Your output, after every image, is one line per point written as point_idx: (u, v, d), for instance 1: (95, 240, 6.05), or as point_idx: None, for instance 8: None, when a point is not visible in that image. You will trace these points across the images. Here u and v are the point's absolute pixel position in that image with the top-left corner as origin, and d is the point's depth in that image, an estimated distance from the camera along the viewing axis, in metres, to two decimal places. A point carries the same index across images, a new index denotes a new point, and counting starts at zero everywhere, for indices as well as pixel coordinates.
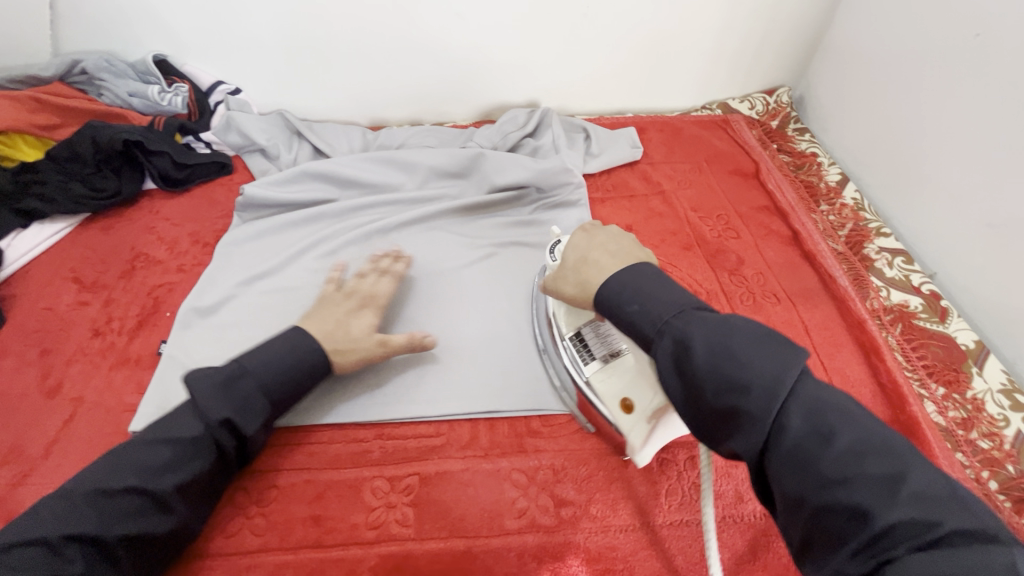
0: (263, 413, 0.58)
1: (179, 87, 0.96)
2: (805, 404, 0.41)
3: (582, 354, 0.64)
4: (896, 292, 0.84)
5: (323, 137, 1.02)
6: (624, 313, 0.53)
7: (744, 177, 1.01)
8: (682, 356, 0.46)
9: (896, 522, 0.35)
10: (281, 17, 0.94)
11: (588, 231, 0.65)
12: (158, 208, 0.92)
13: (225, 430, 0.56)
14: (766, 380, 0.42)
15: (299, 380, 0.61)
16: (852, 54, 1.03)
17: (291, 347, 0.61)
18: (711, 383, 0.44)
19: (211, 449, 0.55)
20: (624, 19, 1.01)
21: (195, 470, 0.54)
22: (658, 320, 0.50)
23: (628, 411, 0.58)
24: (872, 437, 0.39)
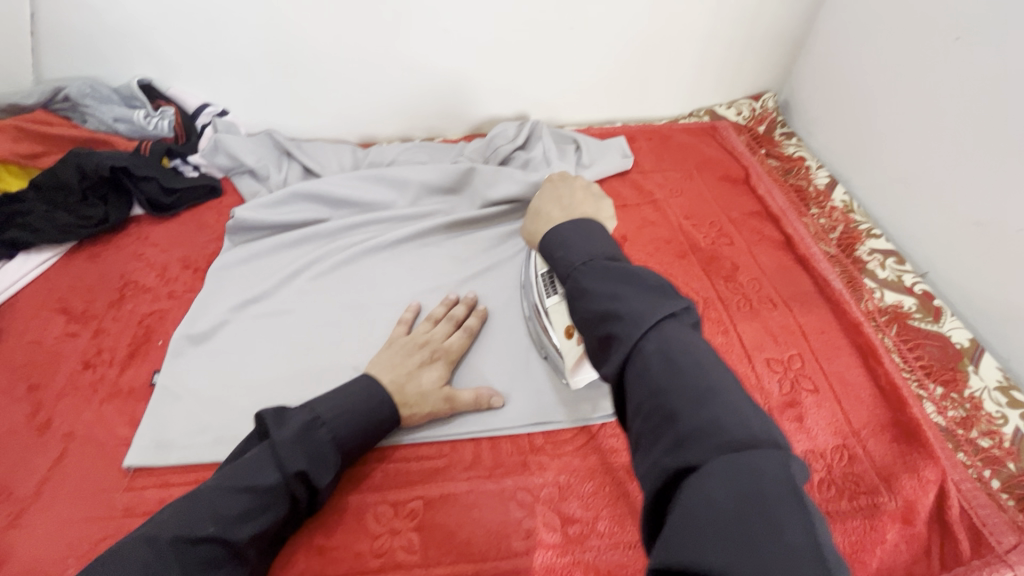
0: (334, 462, 0.57)
1: (166, 111, 0.95)
2: (662, 330, 0.40)
3: (548, 287, 0.70)
4: (889, 292, 0.84)
5: (314, 156, 1.02)
6: (553, 259, 0.54)
7: (734, 183, 1.02)
8: (576, 294, 0.47)
9: (698, 430, 0.34)
10: (267, 38, 0.94)
11: (554, 183, 0.70)
12: (146, 234, 0.90)
13: (300, 482, 0.55)
14: (635, 308, 0.41)
15: (369, 429, 0.61)
16: (835, 59, 1.05)
17: (369, 397, 0.61)
18: (591, 315, 0.44)
19: (285, 498, 0.54)
20: (609, 30, 1.02)
21: (269, 520, 0.53)
22: (569, 265, 0.51)
23: (570, 335, 0.65)
24: (708, 365, 0.38)
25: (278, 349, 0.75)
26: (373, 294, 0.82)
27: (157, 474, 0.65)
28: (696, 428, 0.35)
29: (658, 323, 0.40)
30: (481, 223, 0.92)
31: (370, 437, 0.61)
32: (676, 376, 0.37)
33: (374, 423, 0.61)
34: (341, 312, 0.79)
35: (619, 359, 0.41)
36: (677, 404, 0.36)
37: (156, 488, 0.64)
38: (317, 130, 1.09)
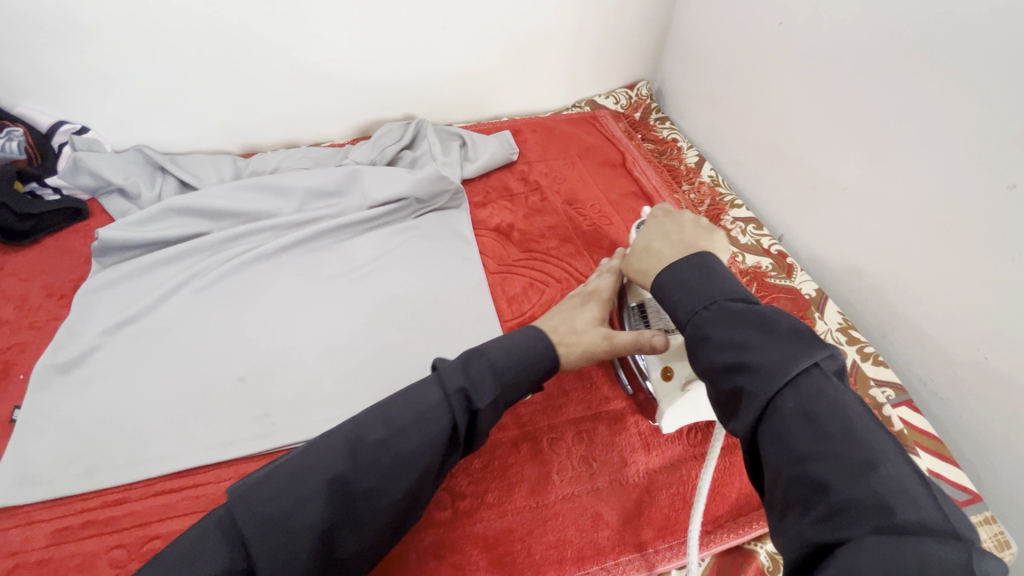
0: (492, 388, 0.56)
1: (12, 131, 0.87)
2: (801, 390, 0.41)
3: (641, 323, 0.67)
4: (749, 255, 0.93)
5: (191, 169, 0.98)
6: (667, 302, 0.52)
7: (613, 167, 1.08)
8: (698, 339, 0.47)
9: (855, 502, 0.35)
10: (122, 49, 0.89)
11: (658, 217, 0.66)
12: (1, 264, 0.84)
13: (460, 402, 0.54)
14: (767, 366, 0.42)
15: (526, 362, 0.59)
16: (694, 47, 1.15)
17: (525, 337, 0.61)
18: (713, 363, 0.45)
19: (447, 418, 0.52)
20: (483, 29, 1.06)
21: (432, 436, 0.51)
22: (690, 307, 0.50)
23: (666, 378, 0.62)
24: (857, 428, 0.38)
25: (156, 368, 0.72)
26: (259, 303, 0.80)
27: (22, 512, 0.61)
28: (850, 499, 0.35)
29: (796, 381, 0.41)
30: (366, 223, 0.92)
31: (530, 371, 0.59)
32: (820, 439, 0.38)
33: (538, 352, 0.60)
34: (224, 324, 0.78)
35: (752, 414, 0.42)
36: (829, 473, 0.37)
37: (22, 528, 0.60)
38: (194, 142, 1.05)
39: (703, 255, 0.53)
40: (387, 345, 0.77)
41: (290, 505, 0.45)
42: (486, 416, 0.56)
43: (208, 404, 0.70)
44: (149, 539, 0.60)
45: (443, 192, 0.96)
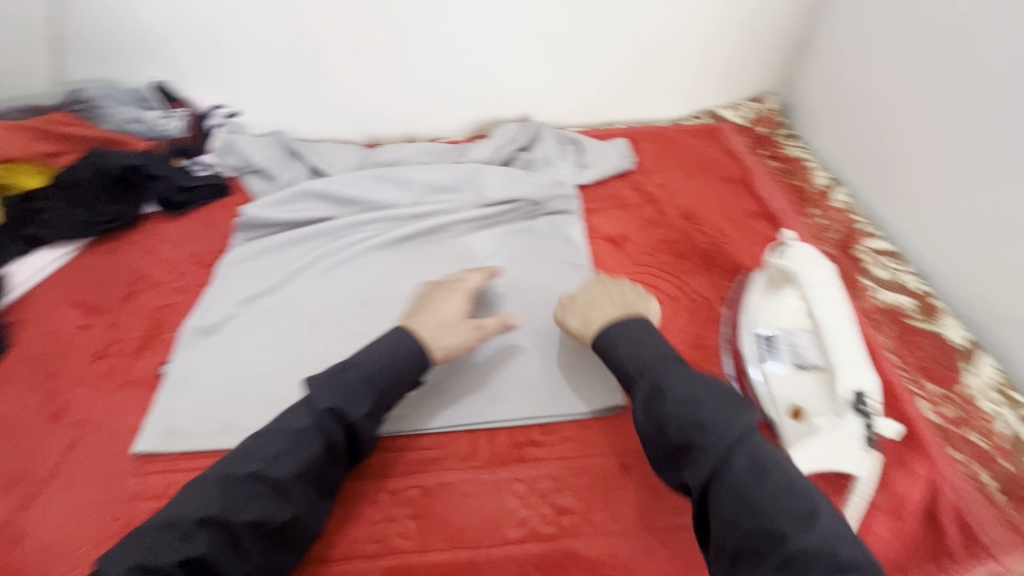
0: (375, 394, 0.62)
1: (178, 112, 0.99)
2: (750, 448, 0.52)
3: (767, 354, 0.68)
4: (887, 292, 0.84)
5: (322, 156, 1.04)
6: (616, 361, 0.65)
7: (735, 184, 1.02)
8: (654, 395, 0.58)
9: (804, 547, 0.45)
10: (276, 42, 0.97)
11: (597, 277, 0.75)
12: (159, 230, 0.93)
13: (333, 421, 0.59)
14: (723, 429, 0.53)
15: (402, 370, 0.65)
16: (835, 60, 1.07)
17: (392, 347, 0.66)
18: (675, 419, 0.55)
19: (320, 437, 0.58)
20: (610, 34, 1.04)
21: (308, 457, 0.57)
22: (642, 366, 0.62)
23: (796, 417, 0.62)
24: (793, 483, 0.50)
25: (285, 341, 0.77)
26: (376, 290, 0.84)
27: (164, 460, 0.67)
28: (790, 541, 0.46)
29: (743, 440, 0.52)
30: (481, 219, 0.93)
31: (404, 377, 0.66)
32: (768, 492, 0.49)
33: (410, 365, 0.66)
34: (345, 306, 0.81)
35: (714, 468, 0.51)
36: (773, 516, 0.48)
37: (165, 473, 0.66)
38: (325, 132, 1.12)
39: (636, 318, 0.67)
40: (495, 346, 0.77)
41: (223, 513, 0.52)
42: (366, 426, 0.61)
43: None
44: None
45: (558, 196, 0.95)
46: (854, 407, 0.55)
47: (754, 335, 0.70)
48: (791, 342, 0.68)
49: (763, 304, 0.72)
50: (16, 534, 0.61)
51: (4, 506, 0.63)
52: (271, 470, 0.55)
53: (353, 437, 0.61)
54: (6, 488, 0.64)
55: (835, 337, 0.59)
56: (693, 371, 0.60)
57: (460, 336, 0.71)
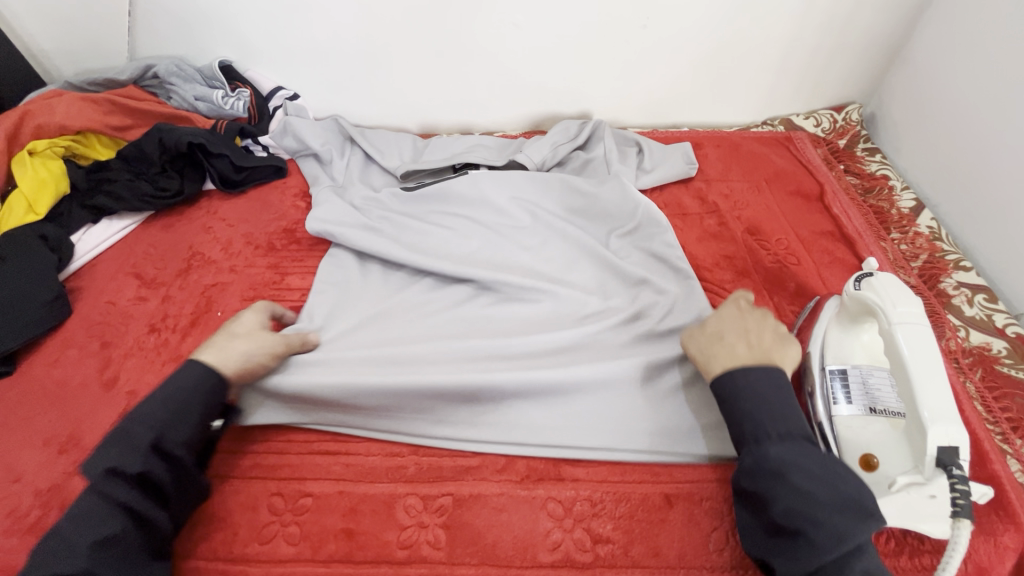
0: (157, 430, 0.55)
1: (242, 92, 1.00)
2: (865, 566, 0.46)
3: (837, 393, 0.62)
4: (976, 332, 0.76)
5: (376, 143, 1.03)
6: (736, 409, 0.56)
7: (807, 200, 0.95)
8: (769, 468, 0.51)
9: None
10: (340, 27, 0.96)
11: (740, 308, 0.65)
12: (216, 208, 0.95)
13: (114, 482, 0.52)
14: (839, 534, 0.46)
15: (191, 401, 0.58)
16: (935, 71, 0.97)
17: (167, 382, 0.58)
18: (785, 504, 0.49)
19: (112, 507, 0.51)
20: (684, 31, 0.98)
21: (104, 531, 0.50)
22: (761, 429, 0.54)
23: (869, 469, 0.56)
24: None
25: None
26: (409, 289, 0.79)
27: None
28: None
29: (861, 552, 0.47)
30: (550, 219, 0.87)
31: (194, 404, 0.58)
32: None
33: (206, 398, 0.59)
34: (397, 298, 0.78)
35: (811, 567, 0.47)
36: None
37: None
38: (380, 119, 1.11)
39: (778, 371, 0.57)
40: None
41: None
42: (161, 467, 0.54)
43: None
44: (301, 495, 0.62)
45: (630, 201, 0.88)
46: (946, 468, 0.49)
47: (823, 371, 0.64)
48: (865, 383, 0.62)
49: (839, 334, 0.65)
50: (64, 497, 0.62)
51: (54, 468, 0.65)
52: (66, 558, 0.48)
53: (150, 489, 0.54)
54: (57, 451, 0.66)
55: (923, 383, 0.52)
56: (820, 456, 0.51)
57: (250, 349, 0.63)
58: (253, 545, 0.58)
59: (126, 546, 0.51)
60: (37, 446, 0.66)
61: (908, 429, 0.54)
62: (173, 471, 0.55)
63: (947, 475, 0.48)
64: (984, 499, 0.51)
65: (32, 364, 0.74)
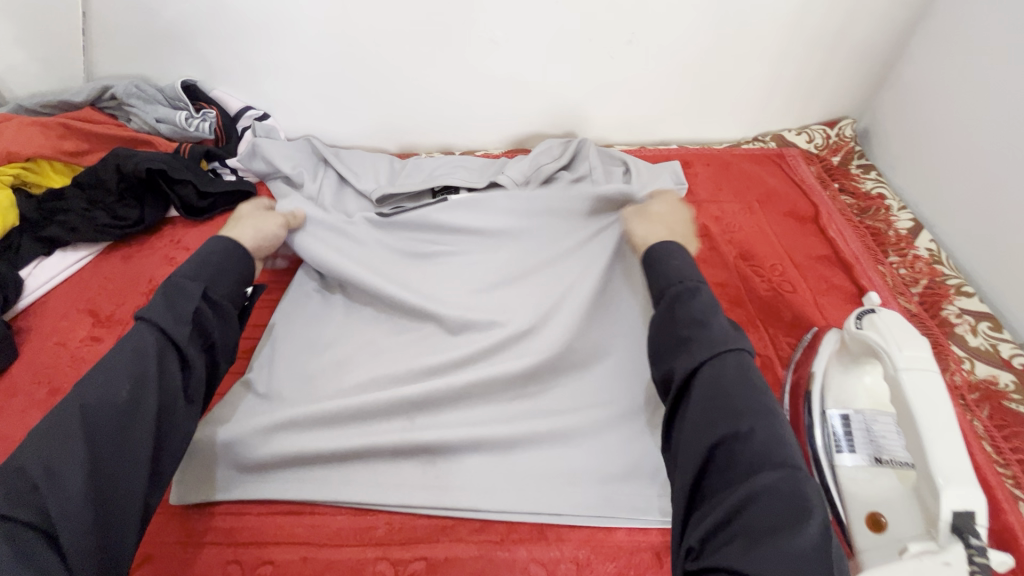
0: (206, 282, 0.58)
1: (207, 113, 0.95)
2: (740, 359, 0.51)
3: (840, 441, 0.58)
4: (981, 364, 0.72)
5: (352, 165, 0.98)
6: (667, 265, 0.62)
7: (801, 221, 0.91)
8: (684, 294, 0.57)
9: (748, 443, 0.46)
10: (311, 44, 0.91)
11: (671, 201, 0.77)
12: (179, 237, 0.90)
13: (171, 314, 0.54)
14: (719, 334, 0.52)
15: (230, 267, 0.62)
16: (930, 83, 0.94)
17: (210, 247, 0.62)
18: (686, 319, 0.56)
19: (167, 338, 0.53)
20: (670, 46, 0.94)
21: (160, 347, 0.52)
22: (684, 274, 0.60)
23: (878, 530, 0.51)
24: (764, 403, 0.48)
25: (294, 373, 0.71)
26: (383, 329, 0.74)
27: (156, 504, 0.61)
28: (745, 435, 0.46)
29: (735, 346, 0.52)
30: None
31: (232, 268, 0.62)
32: (728, 396, 0.49)
33: (241, 266, 0.63)
34: (371, 336, 0.73)
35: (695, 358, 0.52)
36: (740, 409, 0.48)
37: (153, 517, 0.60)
38: (357, 139, 1.06)
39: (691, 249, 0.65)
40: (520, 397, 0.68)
41: (104, 409, 0.48)
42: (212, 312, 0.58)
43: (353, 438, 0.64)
44: (261, 562, 0.57)
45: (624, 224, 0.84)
46: (962, 535, 0.44)
47: (823, 416, 0.60)
48: (869, 430, 0.58)
49: (843, 370, 0.61)
50: None
51: None
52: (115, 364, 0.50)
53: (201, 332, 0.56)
54: None
55: (936, 440, 0.48)
56: None
57: (258, 225, 0.72)
58: None
59: (168, 380, 0.52)
60: None
61: (918, 486, 0.49)
62: (217, 314, 0.58)
63: (964, 544, 0.44)
64: (1004, 568, 0.45)
65: None
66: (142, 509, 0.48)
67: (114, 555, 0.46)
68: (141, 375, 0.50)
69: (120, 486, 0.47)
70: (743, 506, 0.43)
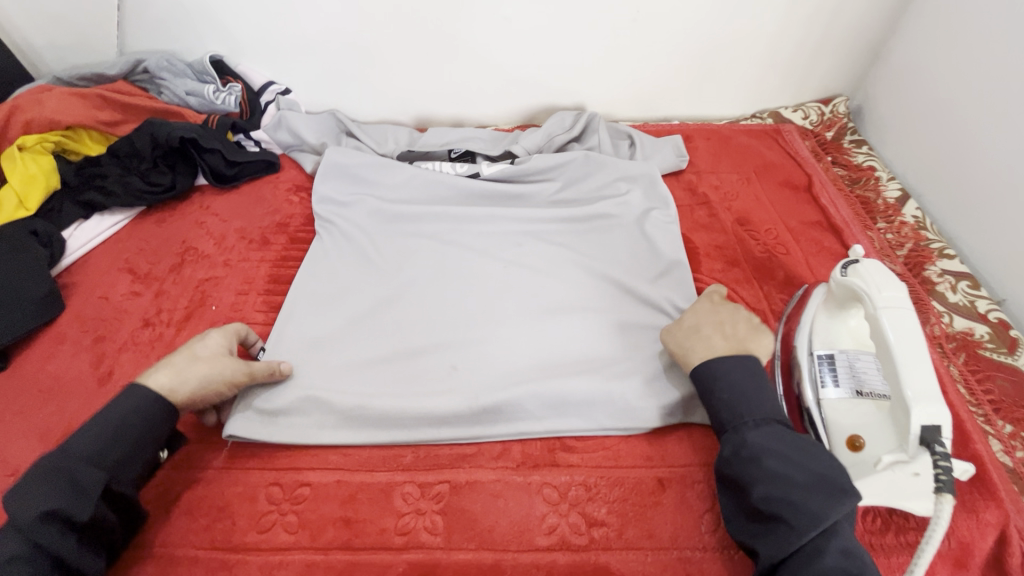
0: (109, 470, 0.54)
1: (233, 87, 1.00)
2: (842, 544, 0.49)
3: (825, 377, 0.63)
4: (959, 318, 0.78)
5: (372, 135, 1.03)
6: (713, 398, 0.60)
7: (795, 190, 0.96)
8: (744, 454, 0.54)
9: None
10: (330, 20, 0.96)
11: (714, 301, 0.68)
12: (208, 203, 0.95)
13: (51, 526, 0.49)
14: (812, 511, 0.49)
15: (137, 436, 0.56)
16: (915, 61, 1.00)
17: (113, 409, 0.57)
18: (762, 489, 0.52)
19: (40, 557, 0.48)
20: (673, 24, 0.99)
21: (29, 575, 0.47)
22: (737, 417, 0.58)
23: (855, 449, 0.57)
24: None
25: (320, 321, 0.76)
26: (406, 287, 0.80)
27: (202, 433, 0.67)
28: None
29: (831, 528, 0.49)
30: (539, 222, 0.89)
31: (146, 439, 0.57)
32: None
33: (161, 422, 0.59)
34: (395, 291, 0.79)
35: (792, 548, 0.49)
36: None
37: (202, 445, 0.65)
38: (373, 113, 1.11)
39: (745, 360, 0.61)
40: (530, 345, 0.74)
41: None
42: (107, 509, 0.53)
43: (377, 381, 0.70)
44: (299, 484, 0.62)
45: (631, 192, 0.91)
46: (928, 445, 0.50)
47: (811, 356, 0.66)
48: (851, 367, 0.63)
49: (826, 314, 0.68)
50: None
51: None
52: None
53: (93, 531, 0.52)
54: (51, 446, 0.66)
55: (909, 365, 0.54)
56: (792, 437, 0.55)
57: (206, 374, 0.62)
58: (251, 534, 0.59)
59: None
60: (33, 441, 0.66)
61: (895, 411, 0.54)
62: (117, 515, 0.55)
63: (930, 453, 0.50)
64: (966, 476, 0.53)
65: (25, 359, 0.74)
66: None
67: None
68: None
69: None
70: None
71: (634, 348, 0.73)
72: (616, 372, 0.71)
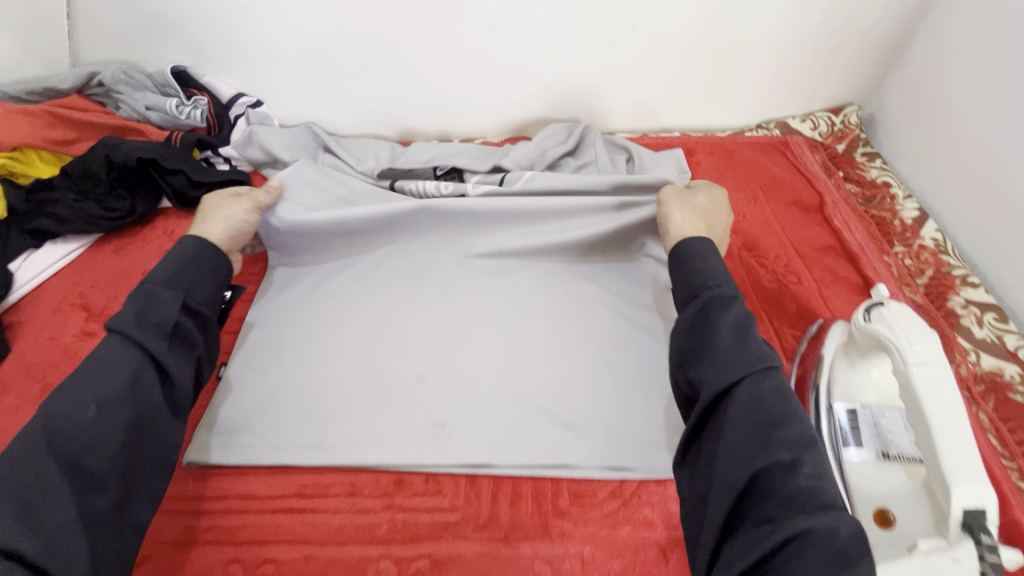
0: (182, 292, 0.60)
1: (199, 100, 0.92)
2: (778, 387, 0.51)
3: (848, 436, 0.58)
4: (987, 357, 0.72)
5: (352, 150, 0.96)
6: (693, 267, 0.61)
7: (805, 211, 0.90)
8: (718, 303, 0.56)
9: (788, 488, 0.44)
10: (303, 30, 0.88)
11: (708, 194, 0.74)
12: (173, 229, 0.88)
13: (146, 330, 0.55)
14: (758, 353, 0.52)
15: (206, 269, 0.64)
16: (932, 67, 0.93)
17: (178, 248, 0.63)
18: (722, 326, 0.54)
19: (135, 349, 0.54)
20: (673, 30, 0.92)
21: (129, 362, 0.53)
22: (718, 279, 0.59)
23: (885, 525, 0.52)
24: (803, 441, 0.47)
25: (290, 367, 0.70)
26: (385, 323, 0.74)
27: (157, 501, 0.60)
28: (789, 471, 0.45)
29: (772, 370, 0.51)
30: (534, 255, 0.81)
31: (212, 273, 0.64)
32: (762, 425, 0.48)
33: (217, 267, 0.65)
34: (372, 330, 0.73)
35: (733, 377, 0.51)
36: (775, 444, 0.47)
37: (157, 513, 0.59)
38: (354, 126, 1.04)
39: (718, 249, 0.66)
40: (520, 392, 0.67)
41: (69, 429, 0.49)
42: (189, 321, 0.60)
43: (352, 436, 0.64)
44: (263, 561, 0.56)
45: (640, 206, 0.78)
46: (972, 532, 0.44)
47: (830, 409, 0.60)
48: (875, 426, 0.58)
49: (847, 361, 0.61)
50: None
51: None
52: (91, 389, 0.51)
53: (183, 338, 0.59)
54: None
55: (946, 436, 0.47)
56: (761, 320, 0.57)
57: (228, 216, 0.70)
58: None
59: (147, 395, 0.54)
60: None
61: (931, 487, 0.48)
62: (195, 325, 0.61)
63: (974, 542, 0.43)
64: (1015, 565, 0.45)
65: None
66: (124, 520, 0.51)
67: (109, 553, 0.49)
68: (110, 396, 0.51)
69: (97, 502, 0.49)
70: (782, 544, 0.42)
71: (634, 396, 0.67)
72: (614, 424, 0.65)
